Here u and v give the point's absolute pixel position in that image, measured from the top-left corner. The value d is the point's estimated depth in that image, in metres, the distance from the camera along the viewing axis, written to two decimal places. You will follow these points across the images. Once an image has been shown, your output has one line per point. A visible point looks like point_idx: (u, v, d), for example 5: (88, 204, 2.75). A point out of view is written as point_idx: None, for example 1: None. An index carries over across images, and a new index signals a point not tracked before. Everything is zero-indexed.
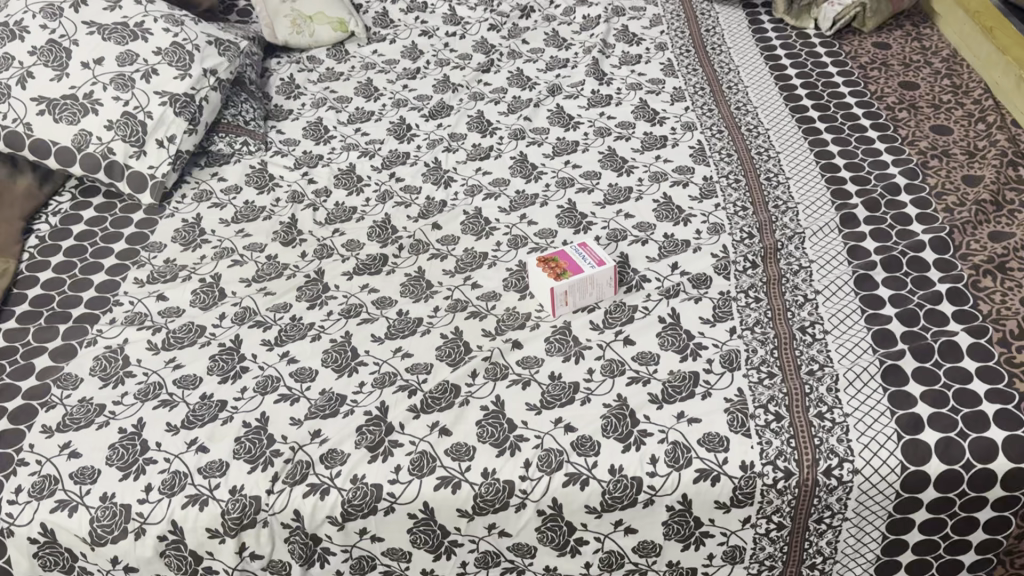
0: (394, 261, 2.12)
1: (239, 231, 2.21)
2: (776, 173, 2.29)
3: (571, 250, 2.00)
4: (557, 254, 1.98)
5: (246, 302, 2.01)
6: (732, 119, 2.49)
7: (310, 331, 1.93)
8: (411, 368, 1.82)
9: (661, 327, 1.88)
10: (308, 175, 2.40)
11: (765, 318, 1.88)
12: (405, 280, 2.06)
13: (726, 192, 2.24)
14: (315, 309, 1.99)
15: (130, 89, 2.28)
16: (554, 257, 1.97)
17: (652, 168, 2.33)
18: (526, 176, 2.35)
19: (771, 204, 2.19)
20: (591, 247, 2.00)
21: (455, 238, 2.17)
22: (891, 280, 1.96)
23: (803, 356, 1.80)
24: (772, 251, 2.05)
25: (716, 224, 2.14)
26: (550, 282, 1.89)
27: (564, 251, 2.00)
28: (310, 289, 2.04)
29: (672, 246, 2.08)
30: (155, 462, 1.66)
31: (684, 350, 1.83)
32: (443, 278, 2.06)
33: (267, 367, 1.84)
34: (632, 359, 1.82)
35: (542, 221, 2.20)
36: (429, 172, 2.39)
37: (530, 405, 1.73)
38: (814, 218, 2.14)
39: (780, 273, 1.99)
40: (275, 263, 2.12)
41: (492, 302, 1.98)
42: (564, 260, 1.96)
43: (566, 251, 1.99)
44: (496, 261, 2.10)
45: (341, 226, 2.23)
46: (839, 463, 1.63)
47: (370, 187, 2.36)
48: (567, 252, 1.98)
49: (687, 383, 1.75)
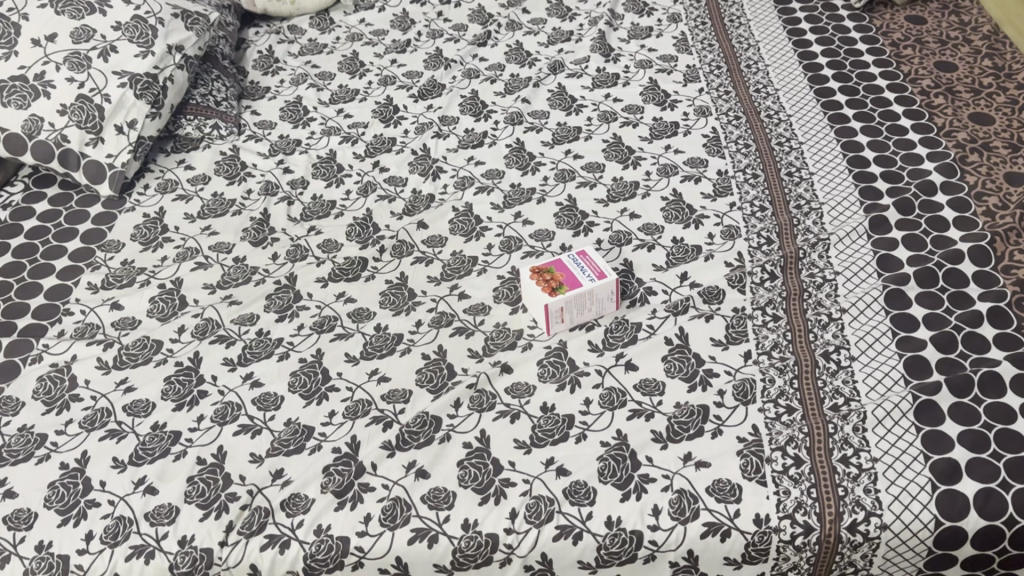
0: (374, 265, 1.92)
1: (205, 228, 2.02)
2: (798, 168, 2.07)
3: (568, 259, 1.80)
4: (553, 264, 1.78)
5: (209, 313, 1.81)
6: (750, 103, 2.27)
7: (278, 348, 1.74)
8: (387, 396, 1.63)
9: (668, 351, 1.68)
10: (283, 163, 2.19)
11: (784, 341, 1.68)
12: (385, 289, 1.86)
13: (742, 190, 2.03)
14: (284, 321, 1.80)
15: (86, 70, 2.07)
16: (549, 268, 1.76)
17: (660, 160, 2.12)
18: (522, 167, 2.14)
19: (792, 203, 1.98)
20: (590, 257, 1.80)
21: (442, 240, 1.97)
22: (925, 296, 1.75)
23: (826, 387, 1.60)
24: (793, 261, 1.84)
25: (731, 227, 1.93)
26: (545, 298, 1.69)
27: (560, 260, 1.79)
28: (280, 298, 1.85)
29: (682, 253, 1.88)
30: (97, 506, 1.49)
31: (693, 378, 1.63)
32: (428, 286, 1.86)
33: (228, 392, 1.66)
34: (634, 388, 1.62)
35: (539, 221, 1.99)
36: (416, 162, 2.18)
37: (518, 443, 1.54)
38: (840, 220, 1.93)
39: (802, 286, 1.79)
40: (243, 266, 1.92)
41: (480, 316, 1.79)
42: (559, 271, 1.75)
43: (563, 260, 1.79)
44: (487, 268, 1.89)
45: (318, 223, 2.03)
46: (865, 517, 1.44)
47: (351, 178, 2.15)
48: (564, 262, 1.78)
49: (695, 418, 1.56)
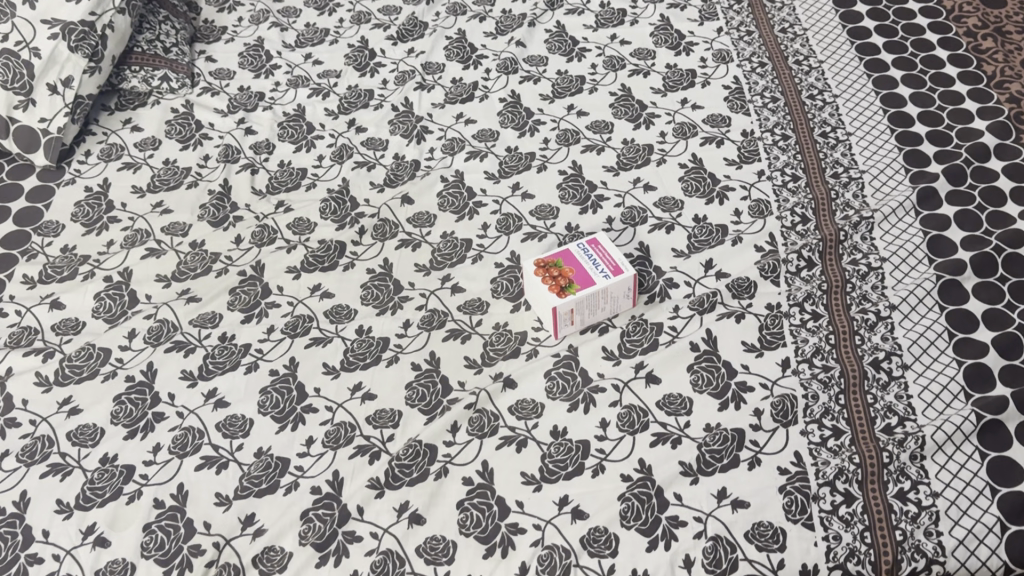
0: (353, 250, 1.68)
1: (157, 205, 1.76)
2: (834, 127, 1.82)
3: (577, 245, 1.55)
4: (559, 253, 1.54)
5: (163, 313, 1.57)
6: (776, 46, 2.00)
7: (244, 357, 1.51)
8: (373, 418, 1.41)
9: (694, 359, 1.47)
10: (244, 122, 1.91)
11: (827, 346, 1.47)
12: (367, 280, 1.63)
13: (770, 154, 1.78)
14: (251, 323, 1.56)
15: (9, 19, 1.76)
16: (555, 259, 1.52)
17: (676, 118, 1.87)
18: (519, 127, 1.88)
19: (829, 171, 1.74)
20: (602, 242, 1.56)
21: (430, 218, 1.72)
22: (983, 288, 1.54)
23: (877, 405, 1.40)
24: (833, 244, 1.62)
25: (760, 202, 1.70)
26: (552, 301, 1.47)
27: (566, 247, 1.55)
28: (245, 293, 1.60)
29: (705, 235, 1.65)
30: (40, 562, 1.28)
31: (724, 394, 1.42)
32: (416, 277, 1.63)
33: (188, 415, 1.43)
34: (657, 406, 1.41)
35: (540, 195, 1.75)
36: (397, 120, 1.92)
37: (527, 478, 1.34)
38: (884, 193, 1.70)
39: (844, 276, 1.57)
40: (202, 252, 1.67)
41: (477, 316, 1.56)
42: (567, 264, 1.52)
43: (571, 248, 1.54)
44: (482, 254, 1.66)
45: (286, 197, 1.78)
46: (927, 567, 1.24)
47: (324, 140, 1.89)
48: (572, 250, 1.54)
49: (728, 445, 1.36)
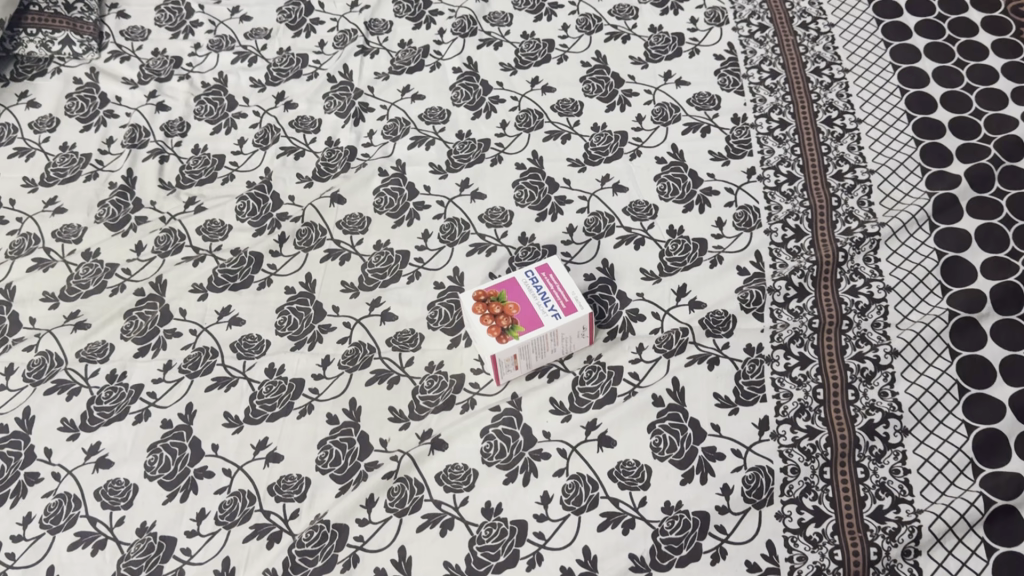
0: (271, 263, 1.45)
1: (50, 202, 1.53)
2: (842, 111, 1.55)
3: (524, 271, 1.31)
4: (502, 282, 1.30)
5: (46, 343, 1.37)
6: (780, 5, 1.70)
7: (135, 403, 1.30)
8: (277, 488, 1.21)
9: (656, 416, 1.25)
10: (156, 96, 1.66)
11: (814, 403, 1.25)
12: (284, 303, 1.40)
13: (763, 147, 1.52)
14: (146, 357, 1.35)
15: None
16: (497, 291, 1.29)
17: (657, 98, 1.60)
18: (472, 106, 1.62)
19: (831, 171, 1.48)
20: (554, 268, 1.31)
21: (362, 222, 1.48)
22: (1004, 329, 1.30)
23: (868, 482, 1.19)
24: (830, 266, 1.37)
25: (747, 209, 1.44)
26: (491, 346, 1.24)
27: (512, 274, 1.31)
28: (141, 318, 1.39)
29: (680, 251, 1.40)
30: None
31: (689, 463, 1.21)
32: (341, 299, 1.40)
33: (64, 478, 1.24)
34: (609, 477, 1.20)
35: (492, 195, 1.50)
36: (333, 95, 1.65)
37: (450, 570, 1.14)
38: (894, 201, 1.44)
39: (840, 309, 1.33)
40: (96, 264, 1.45)
41: (408, 352, 1.33)
42: (511, 297, 1.28)
43: (516, 277, 1.30)
44: (420, 270, 1.42)
45: (200, 193, 1.54)
46: None
47: (246, 119, 1.64)
48: (518, 279, 1.30)
49: (689, 533, 1.15)
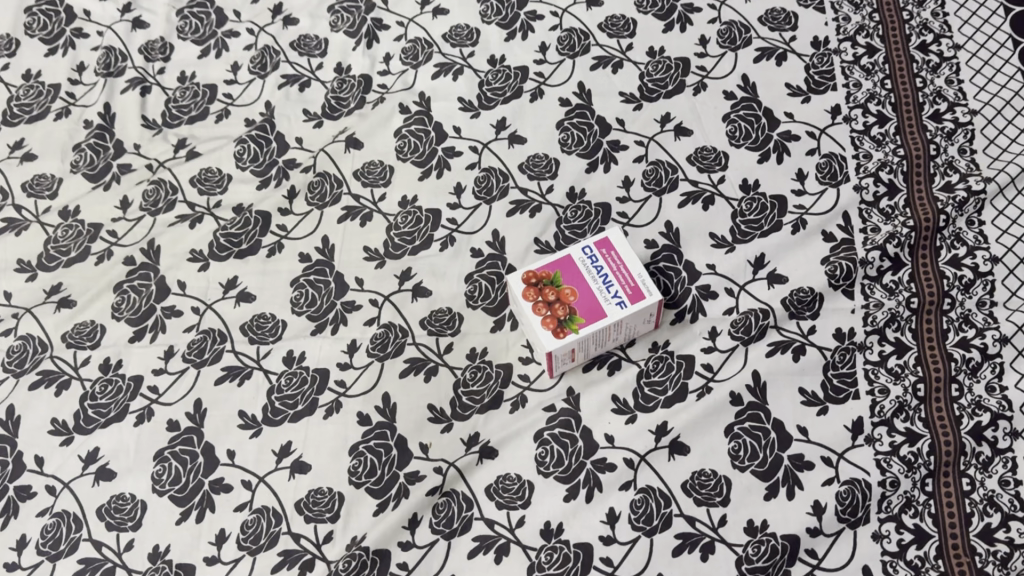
0: (280, 223, 1.25)
1: (17, 148, 1.32)
2: (938, 35, 1.31)
3: (580, 246, 1.13)
4: (555, 260, 1.12)
5: (26, 325, 1.19)
6: None
7: (135, 399, 1.14)
8: (306, 505, 1.07)
9: (735, 417, 1.10)
10: (131, 10, 1.41)
11: (913, 401, 1.10)
12: (299, 274, 1.22)
13: (849, 79, 1.30)
14: (143, 342, 1.18)
15: None
16: (550, 272, 1.11)
17: (722, 15, 1.36)
18: (505, 24, 1.38)
19: (927, 110, 1.26)
20: (614, 242, 1.13)
21: (384, 172, 1.28)
22: None
23: (975, 496, 1.05)
24: (930, 232, 1.19)
25: (832, 158, 1.25)
26: (548, 341, 1.07)
27: (567, 251, 1.13)
28: (134, 294, 1.21)
29: (755, 212, 1.21)
30: None
31: (773, 473, 1.07)
32: (365, 270, 1.22)
33: (61, 491, 1.09)
34: (684, 491, 1.06)
35: (534, 138, 1.29)
36: (340, 8, 1.40)
37: None
38: (1003, 149, 1.23)
39: (941, 284, 1.16)
40: (76, 225, 1.26)
41: (446, 337, 1.16)
42: (567, 279, 1.11)
43: (572, 254, 1.12)
44: (454, 234, 1.23)
45: (191, 134, 1.32)
46: None
47: (239, 38, 1.39)
48: (574, 256, 1.12)
49: (777, 560, 1.03)
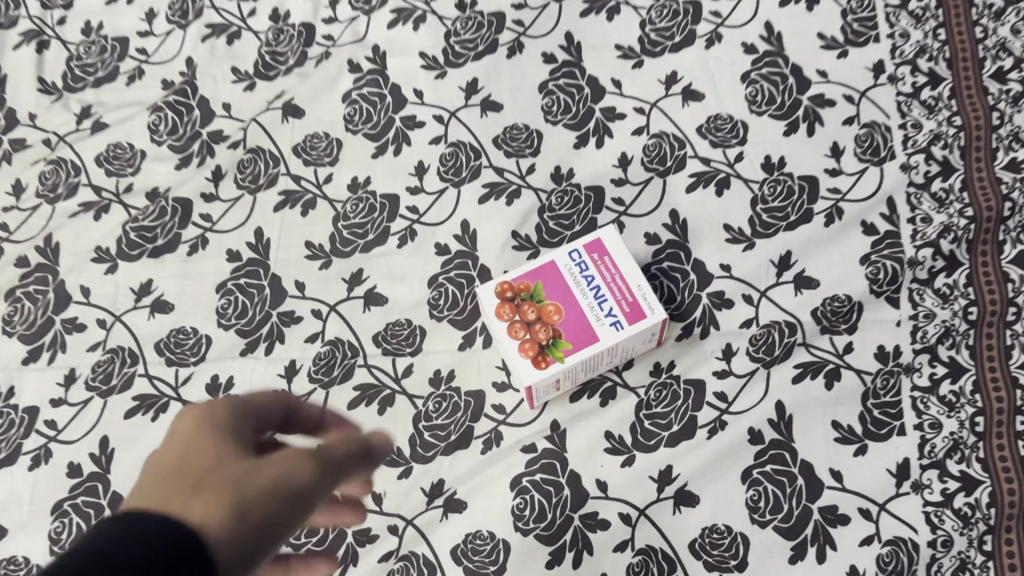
0: (204, 212, 1.03)
1: None
2: None
3: (567, 249, 0.92)
4: (536, 268, 0.91)
5: None
6: None
7: (30, 436, 0.95)
8: None
9: (754, 459, 0.90)
10: None
11: (969, 438, 0.89)
12: (226, 277, 1.00)
13: (894, 27, 1.06)
14: (41, 364, 0.98)
15: None
16: (530, 283, 0.91)
17: None
18: None
19: (988, 67, 1.01)
20: (608, 244, 0.92)
21: (329, 146, 1.06)
22: None
23: None
24: (991, 222, 0.96)
25: (874, 128, 1.02)
26: (525, 372, 0.87)
27: (550, 256, 0.92)
28: (30, 303, 1.01)
29: (779, 199, 1.00)
30: None
31: (800, 530, 0.88)
32: (306, 271, 1.00)
33: None
34: (692, 553, 0.87)
35: (510, 104, 1.06)
36: None
37: None
38: None
39: (1005, 289, 0.93)
40: None
41: (405, 358, 0.96)
42: (550, 292, 0.90)
43: (557, 260, 0.92)
44: (414, 226, 1.02)
45: (98, 101, 1.10)
46: None
47: None
48: (559, 264, 0.91)
49: None
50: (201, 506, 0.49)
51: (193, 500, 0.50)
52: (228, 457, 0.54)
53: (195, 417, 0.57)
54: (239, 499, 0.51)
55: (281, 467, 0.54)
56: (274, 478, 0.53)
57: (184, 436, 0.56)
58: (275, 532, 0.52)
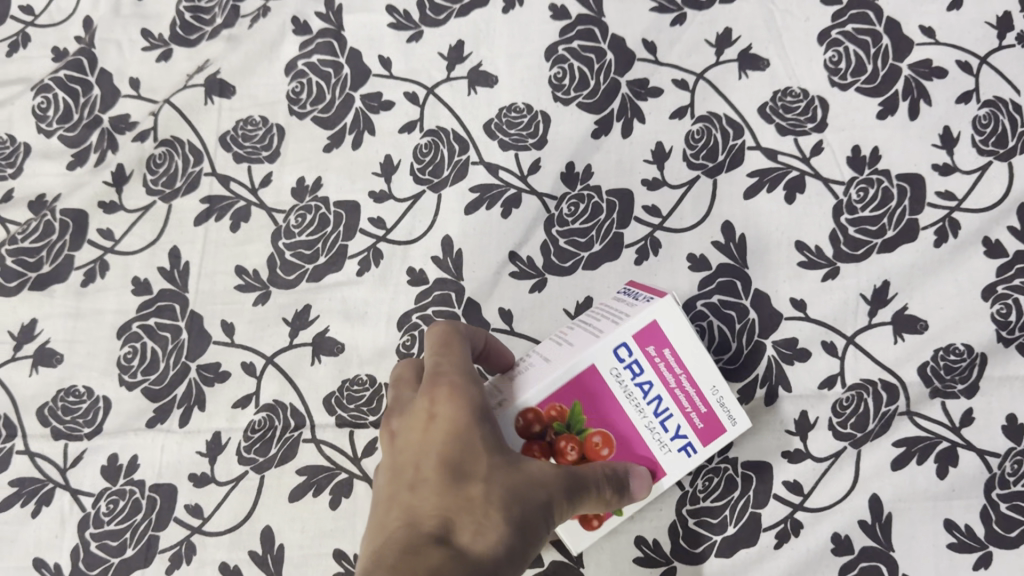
0: (102, 227, 0.79)
1: None
2: None
3: (607, 341, 0.58)
4: (568, 381, 0.58)
5: None
6: None
7: None
8: None
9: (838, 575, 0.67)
10: None
11: None
12: (131, 317, 0.77)
13: None
14: None
15: None
16: (564, 407, 0.58)
17: None
18: None
19: None
20: (667, 331, 0.58)
21: (268, 135, 0.80)
22: None
23: None
24: None
25: (1000, 105, 0.75)
26: (576, 536, 0.63)
27: (583, 362, 0.58)
28: None
29: (872, 206, 0.73)
30: None
31: None
32: (237, 308, 0.76)
33: None
34: None
35: (507, 76, 0.79)
36: None
37: None
38: None
39: None
40: None
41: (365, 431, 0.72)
42: (593, 414, 0.59)
43: (597, 367, 0.58)
44: (379, 244, 0.77)
45: None
46: None
47: None
48: (601, 370, 0.58)
49: None
50: (494, 521, 0.53)
51: (484, 513, 0.53)
52: (493, 441, 0.56)
53: (441, 395, 0.57)
54: (522, 516, 0.53)
55: (532, 476, 0.55)
56: (543, 478, 0.55)
57: (431, 488, 0.54)
58: (557, 521, 0.56)
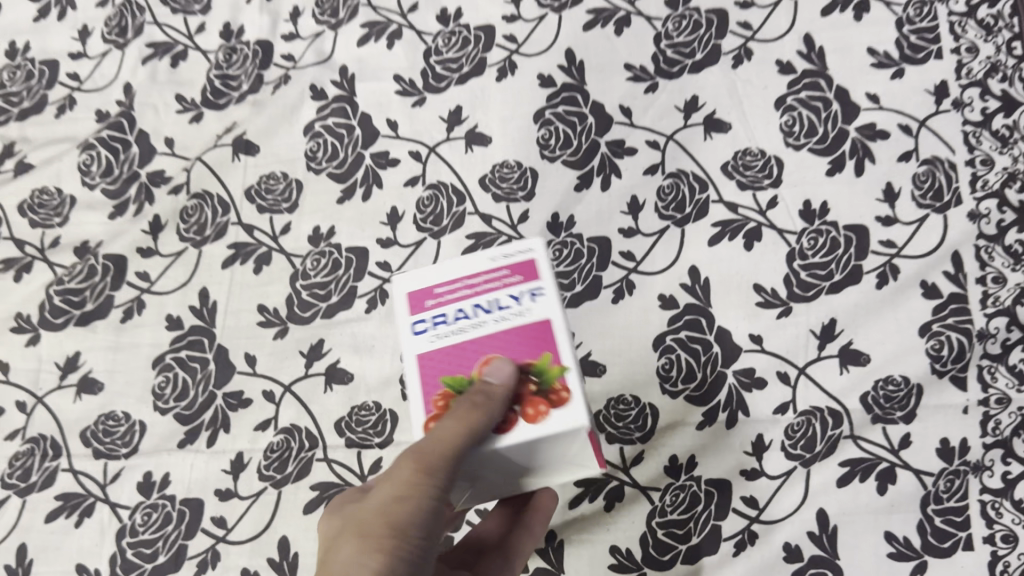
0: (140, 270, 0.89)
1: None
2: None
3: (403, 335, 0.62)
4: (420, 383, 0.61)
5: None
6: None
7: None
8: None
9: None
10: None
11: None
12: (164, 350, 0.86)
13: (962, 40, 0.87)
14: None
15: None
16: (439, 394, 0.60)
17: None
18: None
19: None
20: (420, 284, 0.64)
21: (288, 189, 0.90)
22: None
23: None
24: None
25: (936, 164, 0.84)
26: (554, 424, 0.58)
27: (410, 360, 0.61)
28: None
29: (821, 253, 0.83)
30: None
31: None
32: (258, 342, 0.85)
33: None
34: None
35: (499, 137, 0.90)
36: None
37: None
38: None
39: None
40: None
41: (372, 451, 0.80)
42: (462, 367, 0.61)
43: (420, 349, 0.61)
44: (385, 286, 0.86)
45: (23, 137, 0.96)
46: None
47: None
48: (422, 349, 0.61)
49: None
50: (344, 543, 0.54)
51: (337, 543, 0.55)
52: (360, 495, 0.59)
53: None
54: (395, 516, 0.54)
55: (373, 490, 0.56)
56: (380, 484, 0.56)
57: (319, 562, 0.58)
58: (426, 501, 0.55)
